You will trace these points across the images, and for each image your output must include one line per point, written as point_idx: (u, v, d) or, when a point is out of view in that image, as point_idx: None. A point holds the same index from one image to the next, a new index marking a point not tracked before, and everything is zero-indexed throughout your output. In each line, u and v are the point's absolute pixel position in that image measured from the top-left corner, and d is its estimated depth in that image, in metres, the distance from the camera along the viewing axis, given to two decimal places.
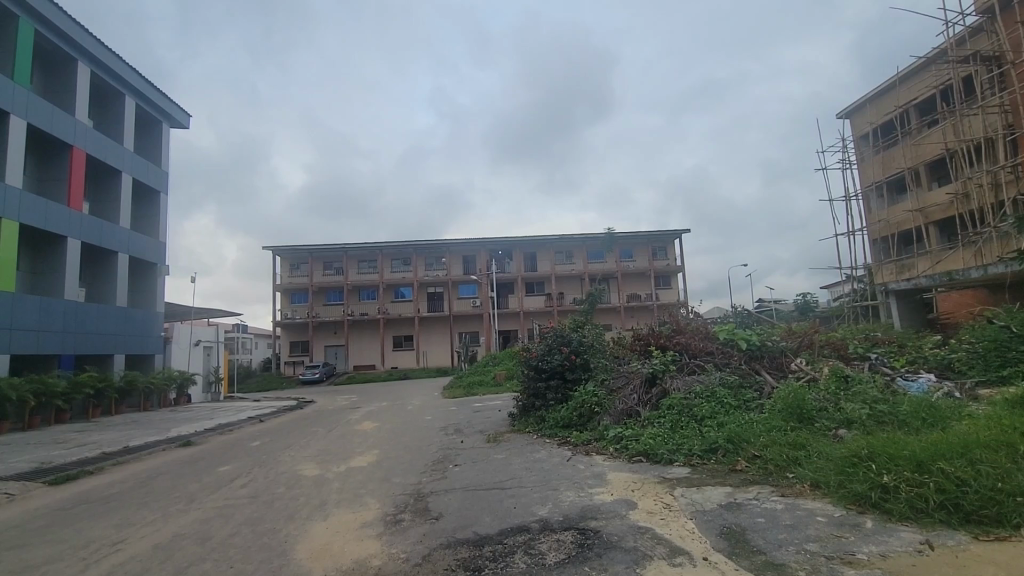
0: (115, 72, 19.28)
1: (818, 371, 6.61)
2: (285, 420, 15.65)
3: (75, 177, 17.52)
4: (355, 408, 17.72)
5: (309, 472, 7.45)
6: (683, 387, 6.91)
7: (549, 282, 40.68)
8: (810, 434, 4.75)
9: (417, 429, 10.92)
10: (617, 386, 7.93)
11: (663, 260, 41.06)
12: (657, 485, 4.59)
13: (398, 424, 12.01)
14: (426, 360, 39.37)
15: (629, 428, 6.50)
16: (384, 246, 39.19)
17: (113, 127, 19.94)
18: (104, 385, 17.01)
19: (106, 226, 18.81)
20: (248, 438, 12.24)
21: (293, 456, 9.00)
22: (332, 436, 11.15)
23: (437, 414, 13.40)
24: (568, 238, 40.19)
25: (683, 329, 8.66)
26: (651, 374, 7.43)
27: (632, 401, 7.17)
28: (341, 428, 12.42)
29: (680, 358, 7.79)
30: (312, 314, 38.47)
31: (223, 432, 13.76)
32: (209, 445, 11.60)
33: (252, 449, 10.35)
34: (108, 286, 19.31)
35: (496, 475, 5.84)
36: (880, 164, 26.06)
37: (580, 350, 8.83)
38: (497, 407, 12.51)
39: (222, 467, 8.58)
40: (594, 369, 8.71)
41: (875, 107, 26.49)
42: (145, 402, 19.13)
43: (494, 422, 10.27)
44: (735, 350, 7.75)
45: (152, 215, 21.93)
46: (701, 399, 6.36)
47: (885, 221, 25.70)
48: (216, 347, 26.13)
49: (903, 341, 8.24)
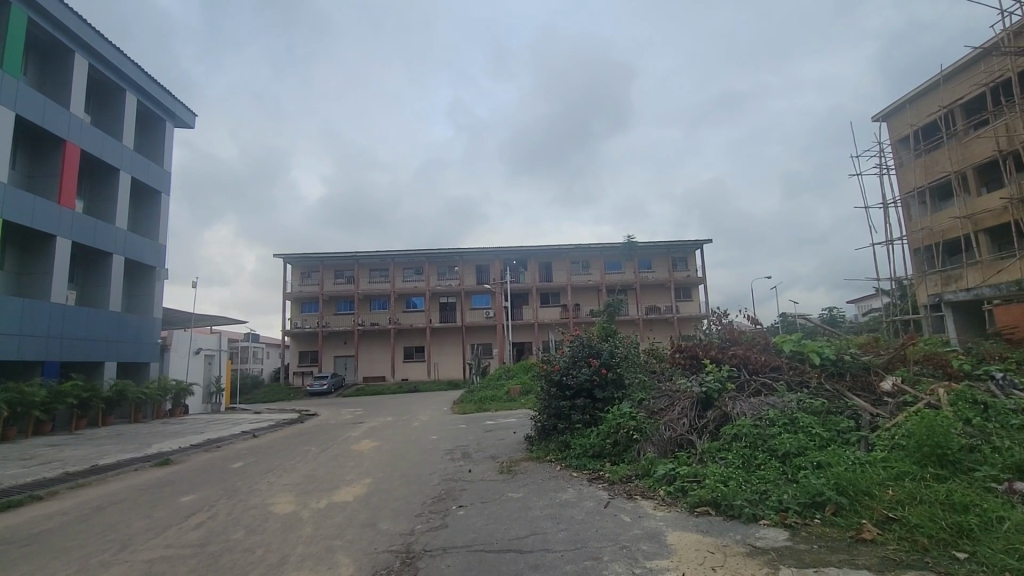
0: (116, 66, 18.41)
1: (930, 394, 5.13)
2: (279, 437, 14.35)
3: (67, 173, 16.55)
4: (357, 424, 16.36)
5: (282, 509, 6.07)
6: (750, 411, 5.44)
7: (565, 293, 39.22)
8: (970, 492, 3.36)
9: (420, 452, 9.52)
10: (660, 407, 6.49)
11: (683, 271, 39.45)
12: (750, 562, 3.14)
13: (400, 445, 10.62)
14: (437, 372, 38.01)
15: (683, 464, 5.02)
16: (396, 255, 38.09)
17: (111, 124, 19.05)
18: (90, 395, 15.85)
19: (101, 225, 17.83)
20: (234, 457, 10.94)
21: (271, 484, 7.64)
22: (324, 458, 9.79)
23: (444, 433, 11.98)
24: (586, 247, 38.75)
25: (738, 338, 7.20)
26: (705, 395, 5.99)
27: (683, 428, 5.73)
28: (336, 448, 11.07)
29: (739, 374, 6.33)
30: (322, 323, 37.39)
31: (208, 449, 12.49)
32: (187, 466, 10.30)
33: (231, 473, 9.03)
34: (101, 289, 18.27)
35: (512, 529, 4.38)
36: (922, 169, 24.33)
37: (612, 362, 7.36)
38: (511, 427, 11.06)
39: (186, 497, 7.26)
40: (628, 386, 7.24)
41: (915, 107, 24.86)
42: (137, 412, 18.00)
43: (508, 446, 8.85)
44: (807, 366, 6.30)
45: (152, 217, 20.97)
46: (779, 428, 4.91)
47: (929, 229, 23.88)
48: (218, 356, 25.00)
49: (1015, 357, 6.63)
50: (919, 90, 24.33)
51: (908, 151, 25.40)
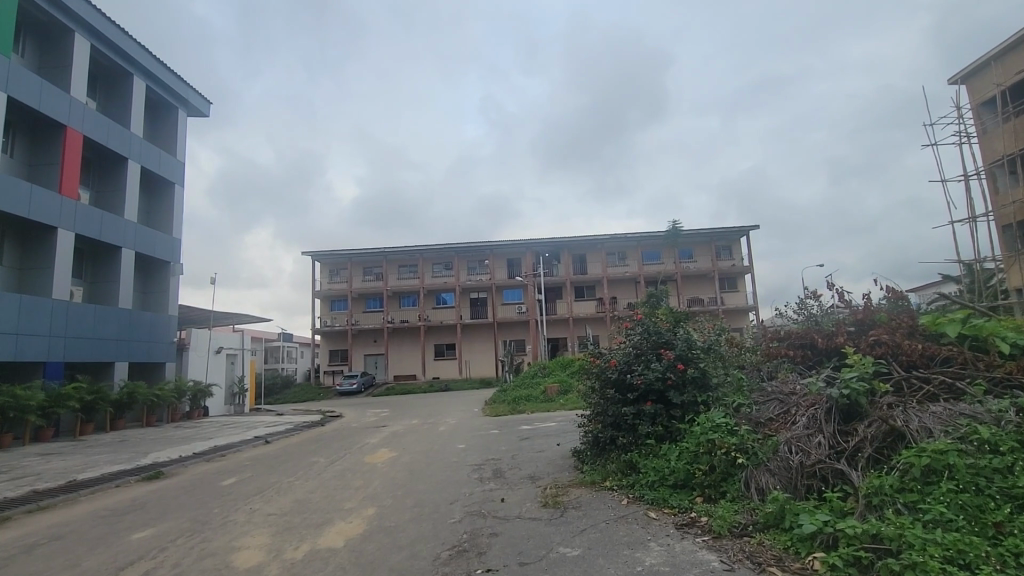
0: (120, 49, 17.32)
1: None
2: (294, 443, 12.93)
3: (69, 161, 15.53)
4: (379, 428, 14.81)
5: (244, 562, 4.39)
6: (939, 428, 3.52)
7: (601, 286, 37.14)
8: None
9: (441, 468, 7.80)
10: (769, 418, 4.60)
11: (728, 260, 36.82)
12: None
13: (422, 457, 8.96)
14: (468, 370, 36.49)
15: (846, 517, 3.15)
16: (424, 250, 36.64)
17: (119, 111, 18.02)
18: (95, 397, 14.76)
19: (107, 217, 16.78)
20: (233, 471, 9.46)
21: (252, 514, 6.05)
22: (328, 473, 8.13)
23: (473, 442, 10.24)
24: (623, 237, 36.51)
25: (872, 320, 5.18)
26: (847, 401, 4.08)
27: (820, 450, 3.85)
28: (347, 459, 9.44)
29: (892, 372, 4.37)
30: (352, 321, 36.30)
31: (209, 459, 11.07)
32: (176, 481, 8.87)
33: (217, 494, 7.48)
34: (110, 286, 17.23)
35: None
36: (1011, 134, 21.24)
37: (691, 356, 5.43)
38: (552, 436, 9.21)
39: (144, 531, 5.76)
40: (716, 388, 5.32)
41: (1002, 64, 21.81)
42: (149, 415, 16.95)
43: (551, 463, 7.00)
44: (991, 357, 4.31)
45: (166, 210, 19.91)
46: (1014, 461, 3.00)
47: (1020, 203, 20.83)
48: (241, 356, 23.85)
49: None
50: (1006, 44, 21.28)
51: (993, 116, 22.33)
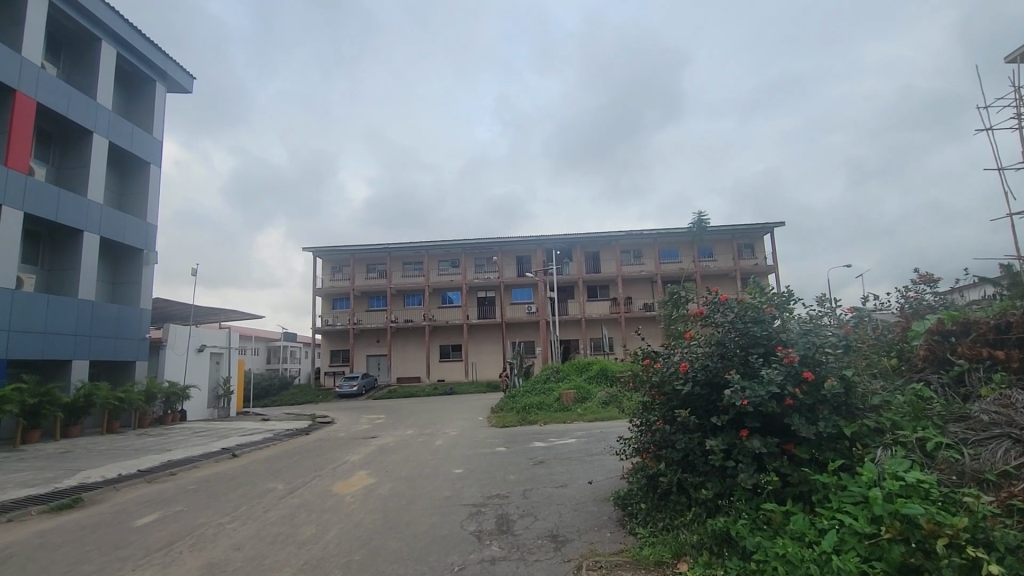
0: (85, 9, 15.41)
1: None
2: (264, 458, 10.85)
3: (19, 130, 13.63)
4: (368, 440, 12.69)
5: None
6: None
7: (615, 286, 34.89)
8: None
9: (427, 509, 5.65)
10: (1008, 475, 2.58)
11: (750, 259, 34.41)
12: None
13: (403, 489, 6.80)
14: (474, 372, 34.31)
15: None
16: (430, 245, 34.54)
17: (86, 80, 16.11)
18: (41, 400, 12.73)
19: (66, 196, 14.88)
20: (166, 500, 7.36)
21: None
22: (275, 513, 6.02)
23: (473, 465, 8.07)
24: (639, 234, 34.21)
25: None
26: None
27: None
28: (311, 487, 7.35)
29: None
30: (353, 320, 34.29)
31: (152, 481, 8.99)
32: (84, 515, 6.80)
33: (117, 541, 5.42)
34: (70, 274, 15.30)
35: None
36: None
37: (824, 357, 3.29)
38: (576, 462, 6.96)
39: None
40: (870, 410, 3.21)
41: None
42: (111, 421, 14.97)
43: (581, 511, 4.84)
44: None
45: (140, 192, 17.99)
46: None
47: None
48: (227, 355, 21.80)
49: None
50: None
51: None
